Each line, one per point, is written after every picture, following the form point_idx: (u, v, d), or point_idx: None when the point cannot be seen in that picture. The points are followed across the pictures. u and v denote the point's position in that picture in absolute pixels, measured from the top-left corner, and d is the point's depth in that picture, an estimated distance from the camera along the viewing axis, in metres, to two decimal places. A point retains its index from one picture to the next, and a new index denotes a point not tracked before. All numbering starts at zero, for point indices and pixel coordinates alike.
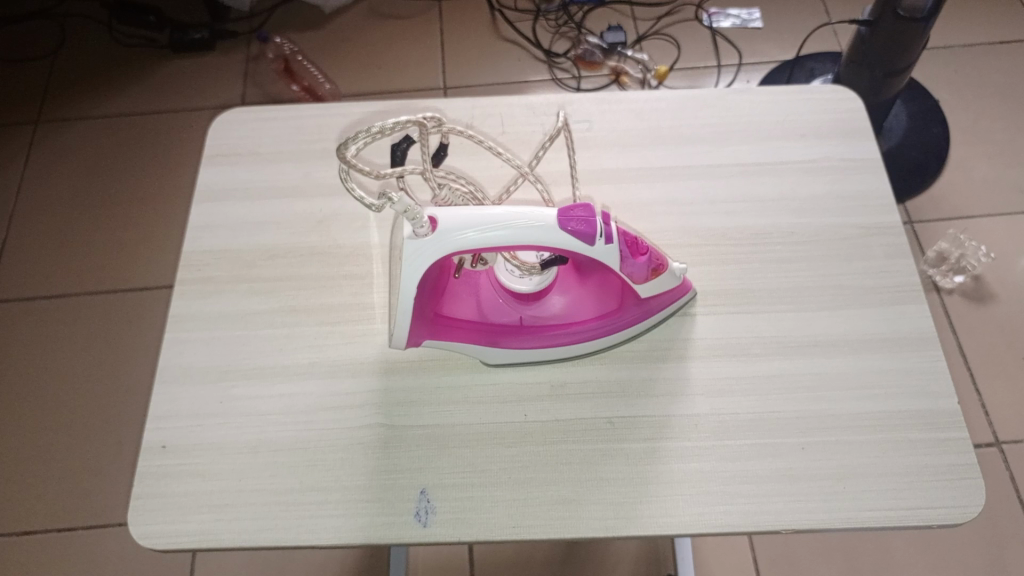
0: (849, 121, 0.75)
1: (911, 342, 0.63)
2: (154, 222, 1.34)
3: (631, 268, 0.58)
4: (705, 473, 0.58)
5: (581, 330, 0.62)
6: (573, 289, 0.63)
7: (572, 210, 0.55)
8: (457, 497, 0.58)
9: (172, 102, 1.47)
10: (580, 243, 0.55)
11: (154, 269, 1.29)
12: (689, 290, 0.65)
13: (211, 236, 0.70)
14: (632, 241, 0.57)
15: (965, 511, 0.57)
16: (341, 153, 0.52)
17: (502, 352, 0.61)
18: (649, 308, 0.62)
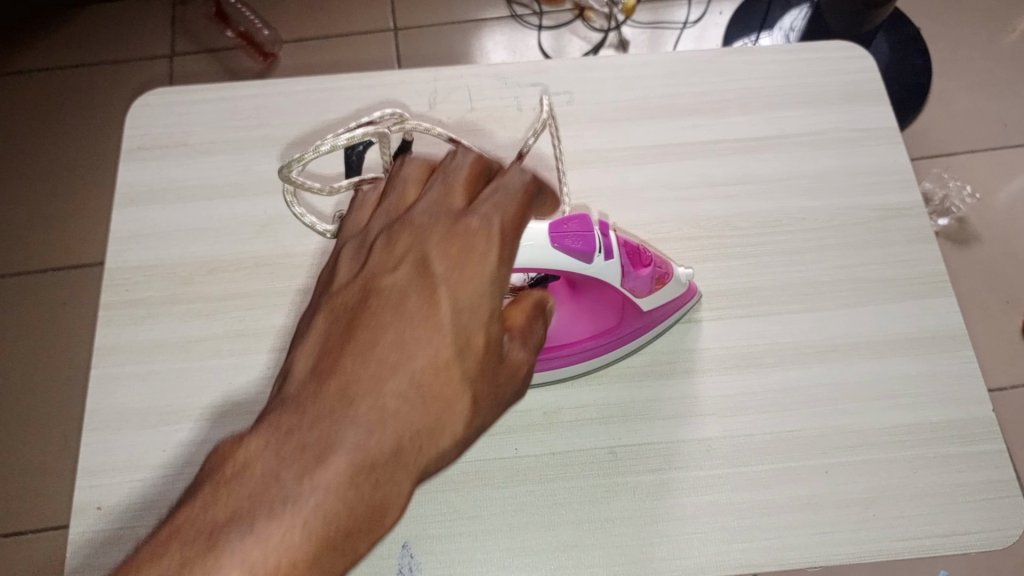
0: (860, 83, 0.66)
1: (940, 342, 0.57)
2: (83, 191, 1.18)
3: (633, 281, 0.51)
4: (720, 506, 0.52)
5: (578, 350, 0.55)
6: (567, 303, 0.55)
7: (565, 223, 0.46)
8: (445, 549, 0.51)
9: (93, 54, 1.27)
10: (578, 263, 0.47)
11: (87, 242, 1.14)
12: (694, 294, 0.57)
13: (139, 247, 0.60)
14: (634, 252, 0.50)
15: (1003, 534, 0.52)
16: (286, 171, 0.42)
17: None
18: (653, 320, 0.55)
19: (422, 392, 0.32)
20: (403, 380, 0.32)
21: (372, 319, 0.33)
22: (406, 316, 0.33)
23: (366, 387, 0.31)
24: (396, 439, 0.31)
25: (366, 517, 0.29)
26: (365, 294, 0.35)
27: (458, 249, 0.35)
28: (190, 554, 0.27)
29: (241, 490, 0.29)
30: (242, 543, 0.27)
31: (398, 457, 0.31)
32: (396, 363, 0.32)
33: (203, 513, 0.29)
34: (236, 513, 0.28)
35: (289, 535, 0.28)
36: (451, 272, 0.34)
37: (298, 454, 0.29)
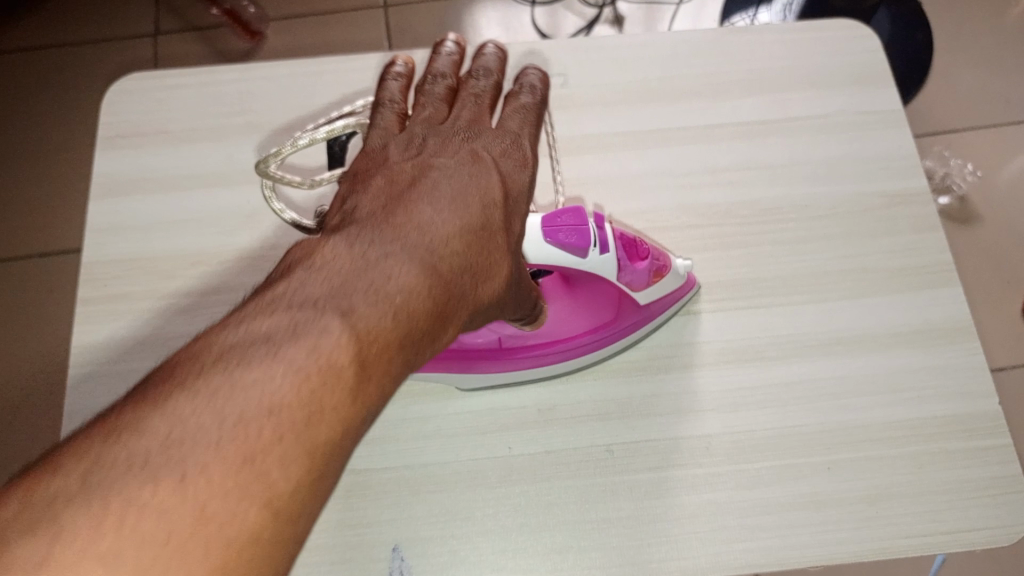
0: (865, 64, 0.64)
1: (946, 334, 0.55)
2: (56, 177, 1.05)
3: (630, 275, 0.50)
4: (720, 506, 0.51)
5: (572, 344, 0.53)
6: (565, 296, 0.54)
7: (558, 216, 0.45)
8: (436, 552, 0.50)
9: (67, 30, 1.14)
10: (571, 258, 0.45)
11: (64, 228, 1.02)
12: (692, 285, 0.56)
13: (118, 240, 0.58)
14: (630, 245, 0.49)
15: (1010, 531, 0.50)
16: (263, 165, 0.42)
17: (478, 379, 0.53)
18: (650, 314, 0.54)
19: (452, 260, 0.38)
20: (439, 249, 0.37)
21: (412, 205, 0.39)
22: (443, 207, 0.40)
23: (411, 247, 0.37)
24: (431, 293, 0.36)
25: (399, 354, 0.33)
26: (401, 188, 0.41)
27: (483, 168, 0.43)
28: (260, 339, 0.30)
29: (306, 298, 0.32)
30: (308, 340, 0.30)
31: (431, 307, 0.35)
32: (435, 236, 0.38)
33: (266, 313, 0.32)
34: (305, 310, 0.32)
35: (348, 342, 0.31)
36: (478, 182, 0.42)
37: (358, 283, 0.34)
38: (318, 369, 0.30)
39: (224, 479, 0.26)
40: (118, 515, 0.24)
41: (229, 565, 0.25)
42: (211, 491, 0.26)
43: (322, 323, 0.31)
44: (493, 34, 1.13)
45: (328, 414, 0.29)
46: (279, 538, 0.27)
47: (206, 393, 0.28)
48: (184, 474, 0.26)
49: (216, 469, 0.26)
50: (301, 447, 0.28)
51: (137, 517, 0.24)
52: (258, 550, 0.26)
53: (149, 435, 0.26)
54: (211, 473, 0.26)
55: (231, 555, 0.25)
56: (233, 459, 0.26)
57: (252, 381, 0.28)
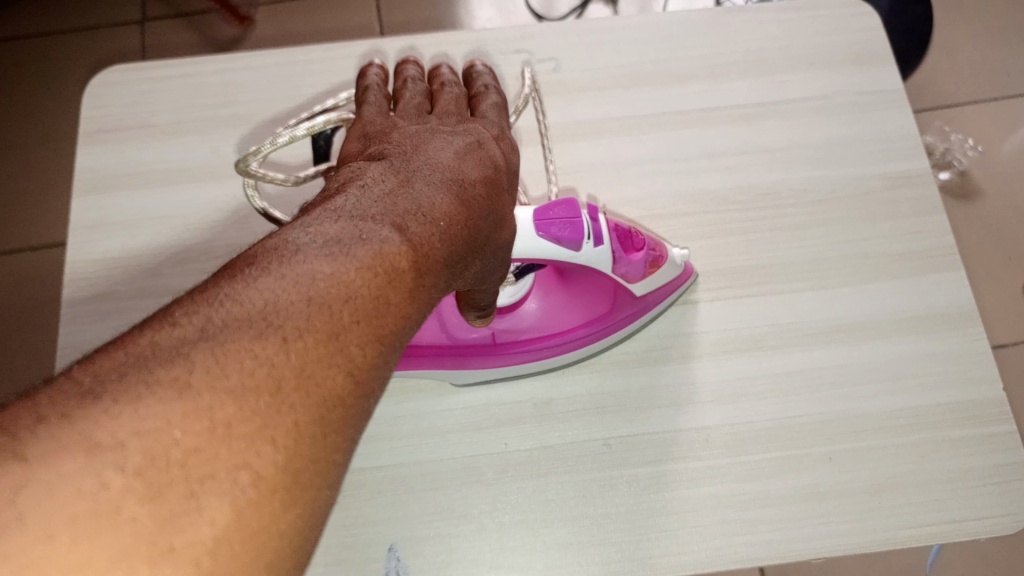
0: (866, 42, 0.62)
1: (949, 319, 0.54)
2: (41, 169, 1.03)
3: (625, 267, 0.48)
4: (720, 499, 0.50)
5: (567, 338, 0.52)
6: (558, 287, 0.52)
7: (551, 209, 0.43)
8: (433, 551, 0.49)
9: (49, 17, 1.11)
10: (564, 251, 0.44)
11: (49, 221, 1.00)
12: (689, 274, 0.55)
13: (102, 238, 0.57)
14: (626, 237, 0.47)
15: (1014, 520, 0.49)
16: (243, 163, 0.41)
17: (469, 373, 0.52)
18: (648, 304, 0.53)
19: (493, 192, 0.37)
20: (483, 179, 0.37)
21: (452, 140, 0.39)
22: (478, 147, 0.39)
23: (460, 172, 0.36)
24: (478, 217, 0.36)
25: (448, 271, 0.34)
26: (432, 130, 0.40)
27: (503, 134, 0.43)
28: (332, 232, 0.30)
29: (368, 204, 0.32)
30: (378, 239, 0.30)
31: (476, 230, 0.35)
32: (477, 168, 0.38)
33: (331, 212, 0.31)
34: (368, 214, 0.31)
35: (413, 245, 0.31)
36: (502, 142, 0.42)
37: (414, 195, 0.34)
38: (387, 268, 0.30)
39: (308, 355, 0.26)
40: (221, 367, 0.24)
41: (311, 434, 0.25)
42: (297, 365, 0.25)
43: (385, 228, 0.31)
44: (486, 15, 1.11)
45: (392, 314, 0.29)
46: (352, 421, 0.27)
47: (284, 277, 0.27)
48: (275, 342, 0.25)
49: (303, 342, 0.26)
50: (370, 336, 0.28)
51: (238, 372, 0.24)
52: (334, 424, 0.26)
53: (240, 305, 0.26)
54: (297, 348, 0.26)
55: (314, 422, 0.25)
56: (316, 338, 0.26)
57: (333, 269, 0.28)
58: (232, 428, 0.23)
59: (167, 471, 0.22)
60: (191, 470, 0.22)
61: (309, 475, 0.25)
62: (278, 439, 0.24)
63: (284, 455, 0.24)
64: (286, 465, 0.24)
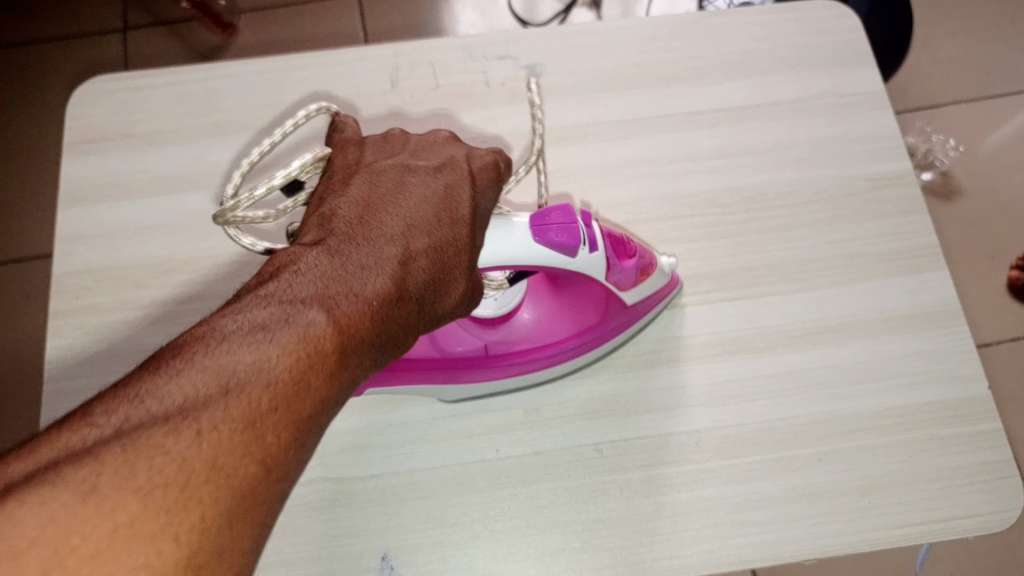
0: (847, 44, 0.63)
1: (935, 318, 0.55)
2: (22, 181, 1.02)
3: (617, 273, 0.49)
4: (712, 502, 0.50)
5: (557, 350, 0.52)
6: (549, 299, 0.53)
7: (547, 215, 0.43)
8: (424, 560, 0.49)
9: (27, 27, 1.10)
10: (559, 257, 0.44)
11: (32, 233, 0.99)
12: (677, 284, 0.55)
13: (85, 250, 0.56)
14: (619, 244, 0.48)
15: (1004, 516, 0.50)
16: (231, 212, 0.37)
17: (462, 388, 0.52)
18: (637, 313, 0.53)
19: (452, 242, 0.37)
20: (439, 232, 0.37)
21: (417, 185, 0.39)
22: (443, 190, 0.38)
23: (414, 228, 0.37)
24: (427, 278, 0.36)
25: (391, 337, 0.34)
26: (397, 171, 0.40)
27: (481, 168, 0.41)
28: (261, 316, 0.31)
29: (307, 276, 0.33)
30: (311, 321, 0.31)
31: (421, 293, 0.36)
32: (436, 218, 0.37)
33: (264, 294, 0.32)
34: (304, 292, 0.32)
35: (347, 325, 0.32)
36: (478, 179, 0.40)
37: (357, 260, 0.34)
38: (315, 351, 0.31)
39: (231, 445, 0.27)
40: (146, 460, 0.25)
41: (226, 521, 0.26)
42: (219, 453, 0.27)
43: (320, 305, 0.32)
44: (469, 20, 1.11)
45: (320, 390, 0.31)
46: (272, 501, 0.28)
47: (206, 366, 0.28)
48: (197, 433, 0.27)
49: (223, 431, 0.27)
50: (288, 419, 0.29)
51: (160, 461, 0.26)
52: (252, 505, 0.27)
53: (165, 397, 0.27)
54: (220, 437, 0.27)
55: (228, 508, 0.26)
56: (236, 424, 0.28)
57: (259, 358, 0.29)
58: (149, 514, 0.25)
59: (83, 557, 0.23)
60: (106, 554, 0.23)
61: (227, 555, 0.26)
62: (192, 525, 0.25)
63: (194, 545, 0.25)
64: (199, 549, 0.25)
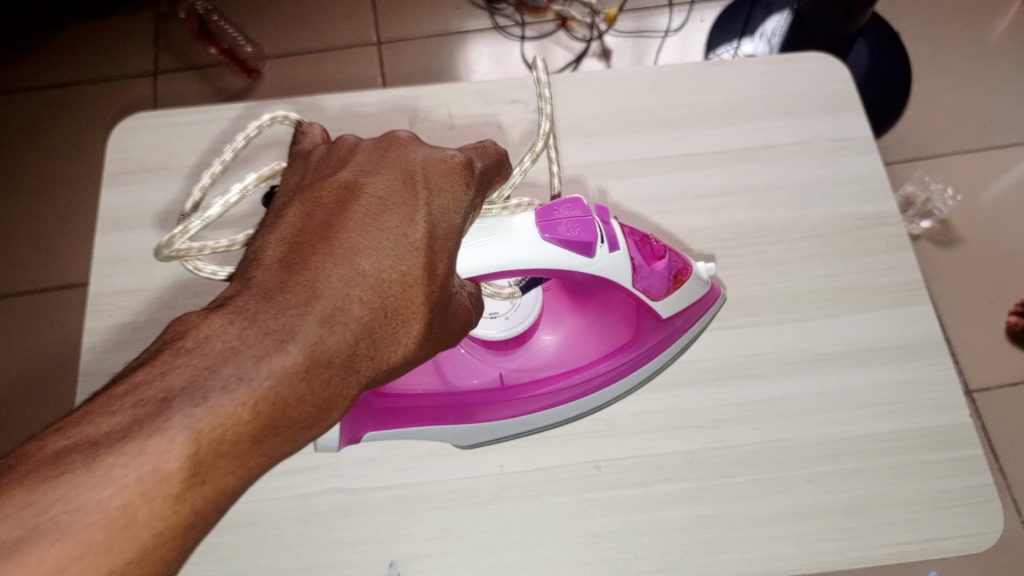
0: (837, 93, 0.67)
1: (921, 350, 0.58)
2: (59, 215, 1.08)
3: (646, 279, 0.50)
4: (706, 518, 0.53)
5: (588, 374, 0.55)
6: (566, 323, 0.56)
7: (557, 210, 0.44)
8: (432, 568, 0.52)
9: (67, 71, 1.17)
10: (580, 253, 0.45)
11: (66, 263, 1.04)
12: (719, 298, 0.58)
13: (122, 273, 0.61)
14: (643, 246, 0.50)
15: (986, 538, 0.52)
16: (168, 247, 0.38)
17: (476, 427, 0.54)
18: (675, 329, 0.55)
19: (388, 288, 0.32)
20: (383, 264, 0.33)
21: (358, 206, 0.34)
22: (388, 211, 0.34)
23: (348, 261, 0.32)
24: (369, 322, 0.32)
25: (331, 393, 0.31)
26: (331, 208, 0.34)
27: (441, 175, 0.36)
28: (111, 427, 0.27)
29: (178, 369, 0.29)
30: (217, 388, 0.28)
31: (366, 338, 0.32)
32: (378, 247, 0.33)
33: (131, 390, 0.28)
34: (167, 392, 0.28)
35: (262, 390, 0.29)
36: (437, 189, 0.36)
37: (260, 321, 0.30)
38: (222, 423, 0.28)
39: None
40: (18, 555, 0.24)
41: None
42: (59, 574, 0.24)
43: (177, 412, 0.28)
44: (484, 68, 1.17)
45: (233, 470, 0.29)
46: None
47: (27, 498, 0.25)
48: None
49: None
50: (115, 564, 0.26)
51: None
52: None
53: None
54: (52, 559, 0.24)
55: None
56: None
57: (158, 433, 0.27)
58: None
59: None
60: None
61: None
62: None
63: None
64: None
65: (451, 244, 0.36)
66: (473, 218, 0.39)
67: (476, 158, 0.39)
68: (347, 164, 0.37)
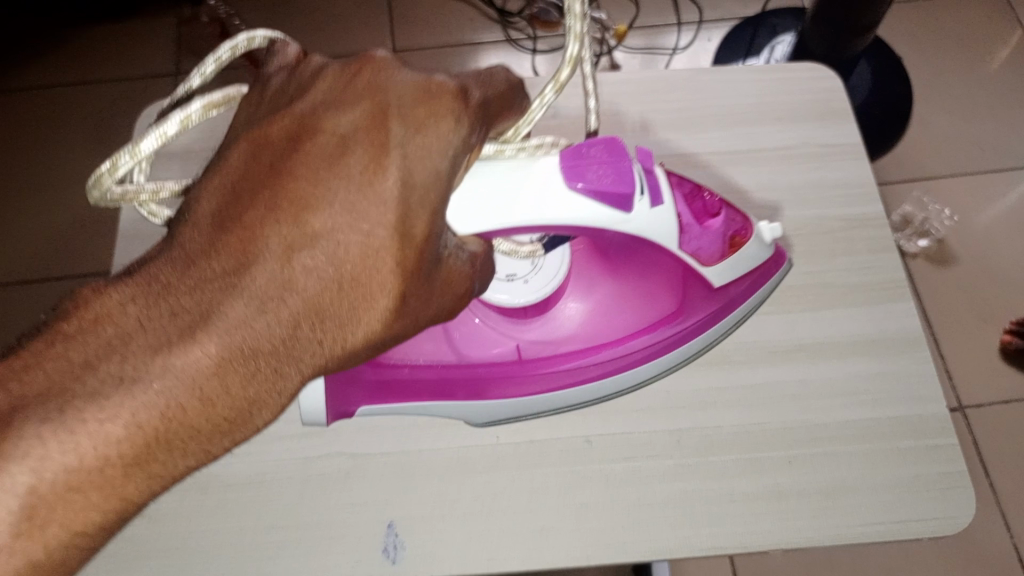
0: (826, 102, 0.70)
1: (899, 344, 0.61)
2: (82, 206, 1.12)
3: (697, 240, 0.50)
4: (688, 494, 0.56)
5: (629, 346, 0.56)
6: (587, 295, 0.57)
7: (586, 153, 0.41)
8: (426, 531, 0.55)
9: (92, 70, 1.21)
10: (614, 200, 0.42)
11: (87, 253, 1.08)
12: (785, 261, 0.59)
13: (142, 249, 0.64)
14: (694, 202, 0.49)
15: (954, 522, 0.55)
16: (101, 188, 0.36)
17: (490, 407, 0.56)
18: (731, 297, 0.55)
19: (322, 274, 0.33)
20: (333, 233, 0.33)
21: (311, 148, 0.33)
22: (344, 160, 0.33)
23: (293, 228, 0.32)
24: (315, 298, 0.33)
25: (276, 369, 0.33)
26: (275, 161, 0.33)
27: (415, 114, 0.34)
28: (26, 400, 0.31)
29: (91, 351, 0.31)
30: (153, 366, 0.31)
31: (303, 316, 0.33)
32: (328, 213, 0.32)
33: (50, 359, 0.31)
34: (78, 374, 0.31)
35: (195, 369, 0.32)
36: (410, 131, 0.34)
37: (175, 307, 0.32)
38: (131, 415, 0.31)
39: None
40: None
41: None
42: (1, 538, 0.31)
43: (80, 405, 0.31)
44: None
45: (160, 452, 0.33)
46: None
47: None
48: None
49: None
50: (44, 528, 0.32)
51: None
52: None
53: None
54: None
55: None
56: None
57: (61, 425, 0.30)
58: None
59: None
60: None
61: None
62: None
63: None
64: None
65: (430, 201, 0.34)
66: (468, 159, 0.36)
67: (472, 88, 0.36)
68: (311, 99, 0.35)
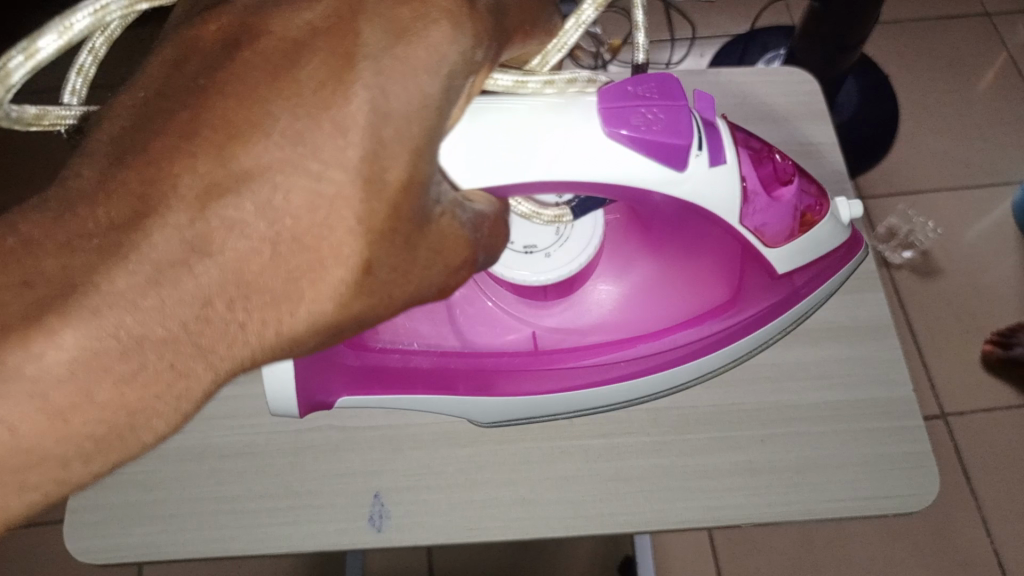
0: (804, 103, 0.74)
1: (871, 330, 0.63)
2: None
3: (762, 215, 0.49)
4: (663, 469, 0.58)
5: (669, 339, 0.56)
6: (618, 280, 0.57)
7: (630, 93, 0.40)
8: (412, 500, 0.57)
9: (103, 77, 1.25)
10: (665, 146, 0.41)
11: None
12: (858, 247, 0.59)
13: None
14: (761, 170, 0.48)
15: (919, 499, 0.57)
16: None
17: (496, 400, 0.56)
18: (793, 285, 0.55)
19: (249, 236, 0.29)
20: (271, 173, 0.28)
21: (251, 57, 0.29)
22: (289, 75, 0.28)
23: (216, 164, 0.28)
24: (233, 265, 0.29)
25: (179, 361, 0.31)
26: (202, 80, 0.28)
27: (398, 20, 0.30)
28: None
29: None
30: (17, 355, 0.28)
31: (225, 284, 0.29)
32: (262, 147, 0.28)
33: None
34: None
35: (52, 371, 0.29)
36: (388, 39, 0.29)
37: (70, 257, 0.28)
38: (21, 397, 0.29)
39: None
40: None
41: None
42: None
43: None
44: None
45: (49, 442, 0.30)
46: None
47: None
48: None
49: None
50: None
51: None
52: None
53: None
54: None
55: None
56: None
57: None
58: None
59: None
60: None
61: None
62: None
63: None
64: None
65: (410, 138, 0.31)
66: (471, 83, 0.33)
67: None
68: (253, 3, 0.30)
